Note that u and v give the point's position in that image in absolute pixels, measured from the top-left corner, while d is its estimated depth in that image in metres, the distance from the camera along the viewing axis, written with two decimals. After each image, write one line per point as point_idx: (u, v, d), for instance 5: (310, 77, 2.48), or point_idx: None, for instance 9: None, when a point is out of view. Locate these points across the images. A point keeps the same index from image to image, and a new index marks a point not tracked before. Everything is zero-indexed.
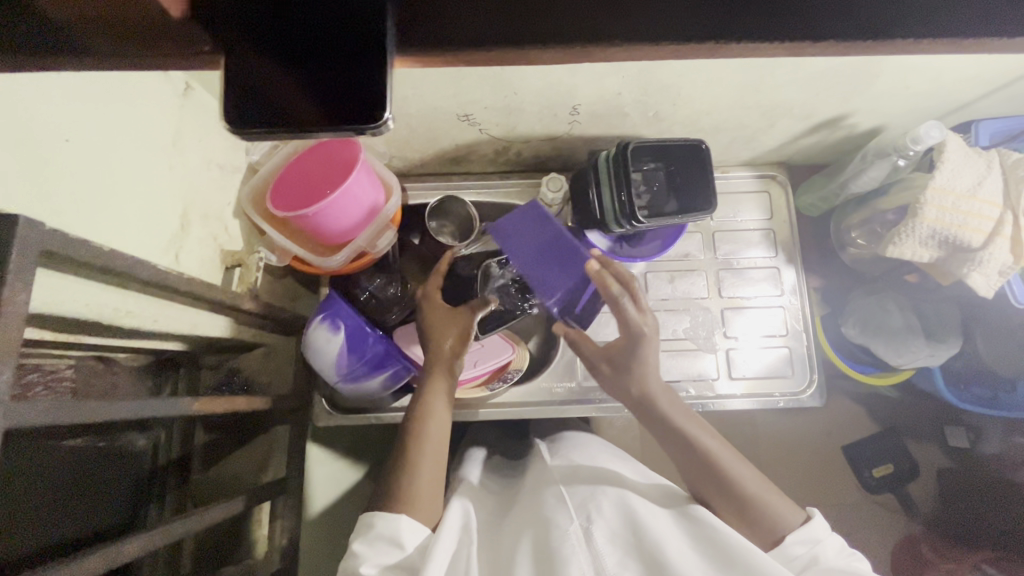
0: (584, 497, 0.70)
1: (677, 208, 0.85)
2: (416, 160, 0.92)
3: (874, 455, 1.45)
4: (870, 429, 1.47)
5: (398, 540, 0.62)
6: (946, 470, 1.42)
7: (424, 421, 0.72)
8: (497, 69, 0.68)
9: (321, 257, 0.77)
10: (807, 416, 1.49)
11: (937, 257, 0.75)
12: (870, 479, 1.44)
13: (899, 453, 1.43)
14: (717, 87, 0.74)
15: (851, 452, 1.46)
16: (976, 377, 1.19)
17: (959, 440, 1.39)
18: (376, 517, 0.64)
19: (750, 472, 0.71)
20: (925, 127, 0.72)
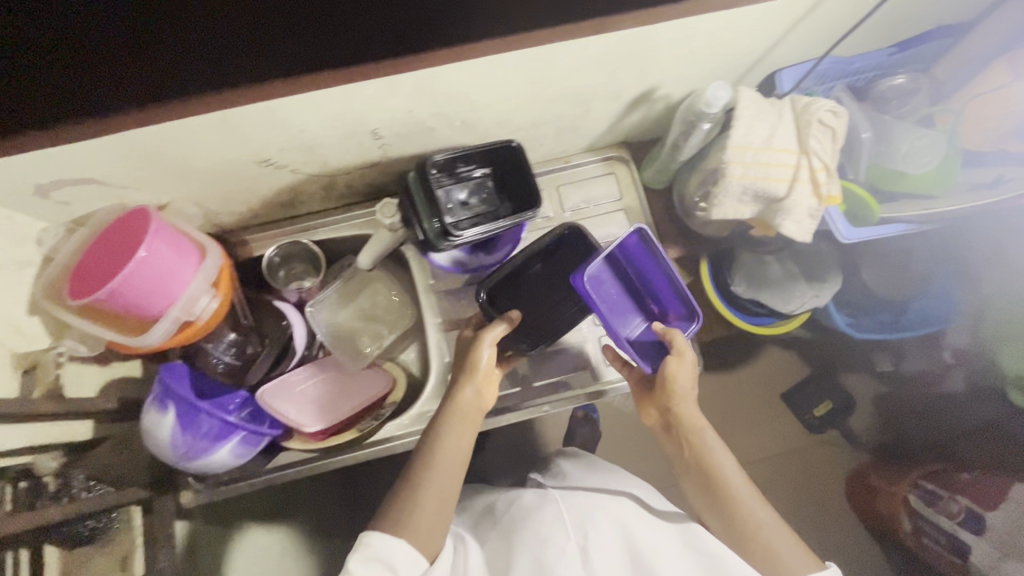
0: (582, 517, 0.71)
1: (507, 210, 0.84)
2: (244, 212, 0.88)
3: (813, 394, 1.45)
4: (798, 370, 1.49)
5: (392, 564, 0.60)
6: (881, 394, 1.45)
7: (455, 458, 0.71)
8: (269, 110, 0.66)
9: (137, 337, 0.73)
10: (737, 374, 1.50)
11: (758, 212, 0.77)
12: (812, 419, 1.46)
13: (834, 388, 1.44)
14: (508, 85, 0.73)
15: (789, 398, 1.48)
16: (880, 304, 1.24)
17: (886, 364, 1.43)
18: (375, 536, 0.62)
19: (770, 512, 0.70)
20: (711, 90, 0.73)
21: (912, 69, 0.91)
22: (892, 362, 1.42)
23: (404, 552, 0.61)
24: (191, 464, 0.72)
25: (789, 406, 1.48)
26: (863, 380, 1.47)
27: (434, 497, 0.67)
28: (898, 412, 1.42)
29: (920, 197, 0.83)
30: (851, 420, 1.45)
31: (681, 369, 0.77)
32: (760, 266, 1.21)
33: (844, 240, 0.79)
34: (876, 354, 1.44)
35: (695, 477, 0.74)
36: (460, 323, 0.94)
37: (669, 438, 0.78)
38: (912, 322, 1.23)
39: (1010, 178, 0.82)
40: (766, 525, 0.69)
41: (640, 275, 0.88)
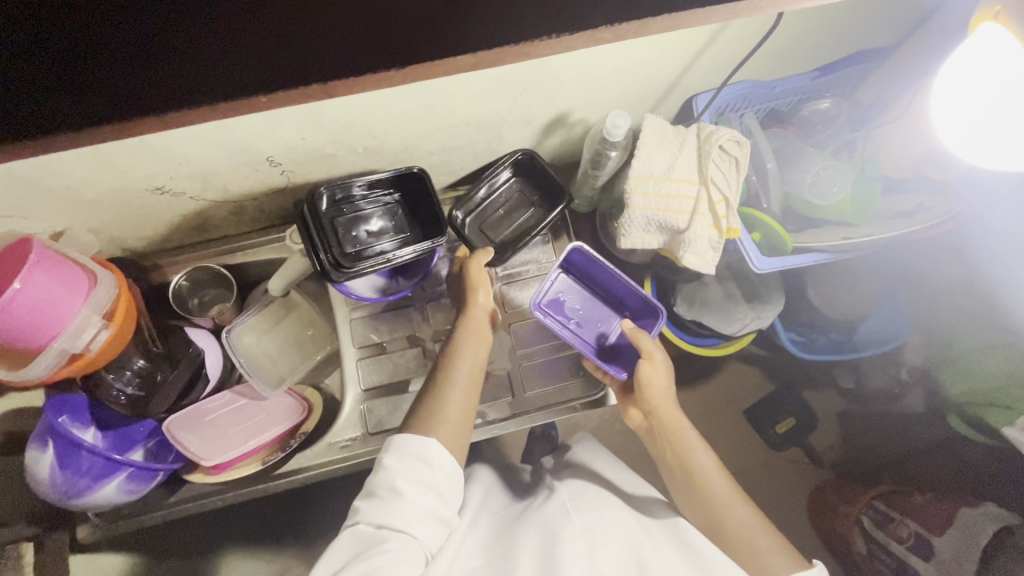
0: (590, 516, 0.69)
1: (412, 237, 0.82)
2: (151, 237, 0.86)
3: (776, 409, 1.39)
4: (762, 387, 1.43)
5: (426, 461, 0.64)
6: (845, 411, 1.39)
7: (470, 373, 0.76)
8: (146, 141, 0.64)
9: (17, 371, 0.70)
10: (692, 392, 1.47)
11: (665, 242, 0.75)
12: (775, 436, 1.39)
13: (798, 404, 1.39)
14: (404, 113, 0.72)
15: (752, 412, 1.40)
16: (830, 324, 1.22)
17: (847, 382, 1.36)
18: (407, 437, 0.65)
19: (751, 510, 0.71)
20: (611, 118, 0.71)
21: (836, 93, 0.89)
22: (853, 380, 1.36)
23: (420, 448, 0.64)
24: (75, 503, 0.70)
25: (752, 422, 1.40)
26: (826, 394, 1.41)
27: (457, 409, 0.72)
28: (857, 426, 1.37)
29: (838, 225, 0.84)
30: (813, 438, 1.39)
31: (652, 372, 0.80)
32: (700, 285, 1.18)
33: (759, 268, 0.77)
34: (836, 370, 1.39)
35: (681, 474, 0.76)
36: (378, 349, 0.92)
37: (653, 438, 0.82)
38: (864, 342, 1.22)
39: (927, 208, 0.82)
40: (744, 523, 0.69)
41: (597, 283, 0.93)
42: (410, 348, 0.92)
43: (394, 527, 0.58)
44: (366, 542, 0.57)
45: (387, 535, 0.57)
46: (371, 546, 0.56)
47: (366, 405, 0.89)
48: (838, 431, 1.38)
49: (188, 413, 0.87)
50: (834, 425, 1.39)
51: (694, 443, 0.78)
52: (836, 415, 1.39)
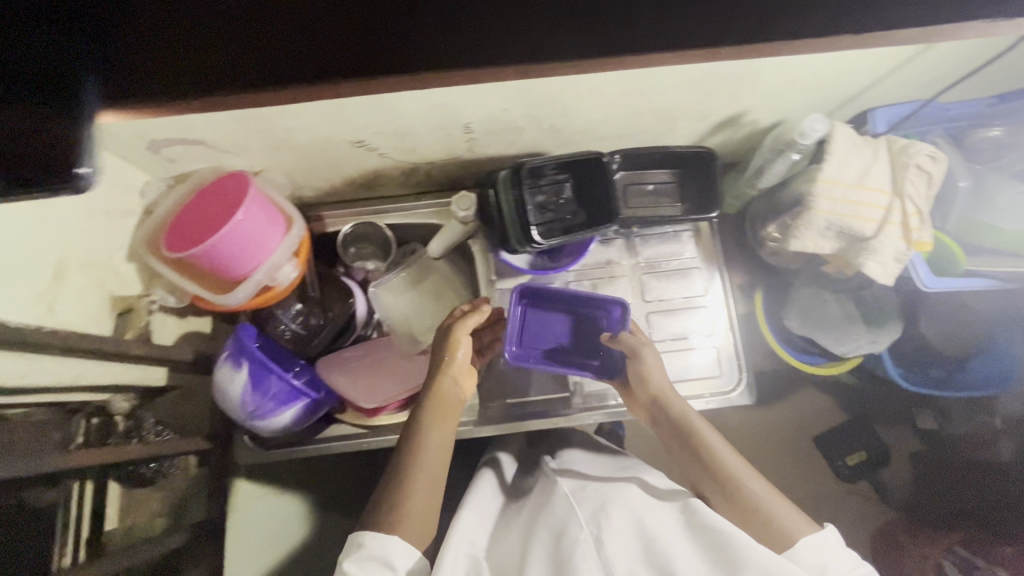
0: (595, 506, 0.69)
1: (584, 220, 0.85)
2: (326, 188, 0.91)
3: (848, 441, 1.42)
4: (836, 415, 1.46)
5: (388, 562, 0.61)
6: (920, 452, 1.39)
7: (443, 447, 0.72)
8: (375, 95, 0.68)
9: (221, 295, 0.76)
10: (773, 409, 1.47)
11: (838, 248, 0.76)
12: (844, 467, 1.42)
13: (871, 438, 1.41)
14: (603, 96, 0.74)
15: (824, 442, 1.44)
16: (938, 358, 1.22)
17: (928, 423, 1.38)
18: (369, 536, 0.63)
19: (761, 480, 0.70)
20: (809, 121, 0.72)
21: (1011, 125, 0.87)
22: (936, 422, 1.36)
23: (383, 548, 0.62)
24: (255, 422, 0.75)
25: (822, 451, 1.44)
26: (903, 433, 1.43)
27: (428, 474, 0.69)
28: (934, 472, 1.35)
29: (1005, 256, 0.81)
30: (883, 473, 1.42)
31: (650, 368, 0.79)
32: (819, 305, 1.17)
33: (925, 287, 0.77)
34: (918, 411, 1.40)
35: (688, 456, 0.75)
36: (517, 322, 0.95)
37: (656, 424, 0.80)
38: (965, 383, 1.20)
39: None
40: (758, 494, 0.68)
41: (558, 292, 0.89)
42: None
43: None
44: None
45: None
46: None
47: (504, 372, 0.92)
48: (911, 470, 1.41)
49: (337, 356, 0.91)
50: (906, 464, 1.41)
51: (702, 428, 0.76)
52: (908, 455, 1.42)
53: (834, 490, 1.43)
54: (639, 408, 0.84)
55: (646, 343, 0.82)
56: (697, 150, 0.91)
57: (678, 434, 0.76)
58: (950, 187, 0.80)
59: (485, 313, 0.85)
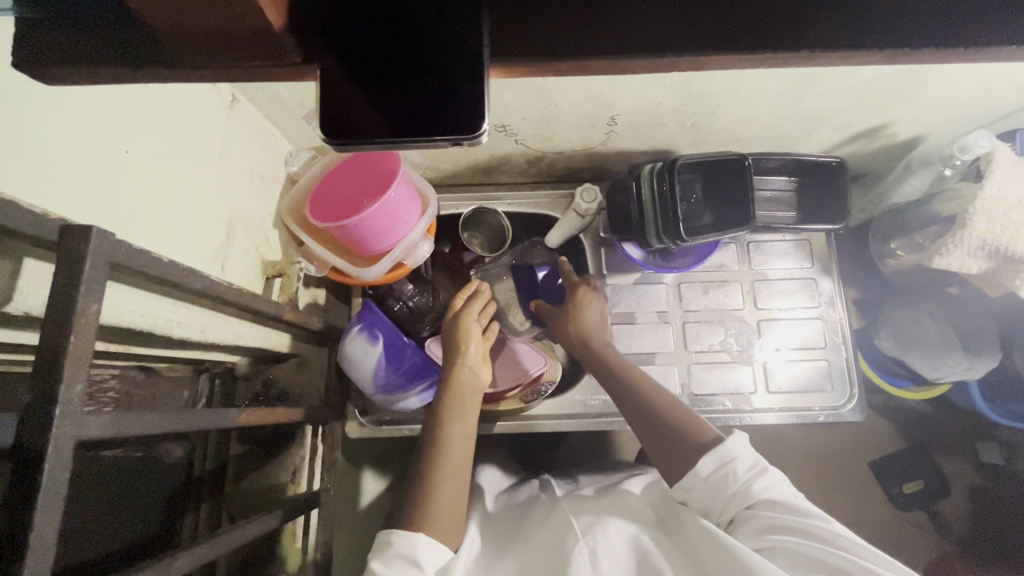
0: (590, 517, 0.64)
1: (712, 220, 0.85)
2: (449, 170, 0.92)
3: (904, 469, 1.40)
4: (896, 441, 1.43)
5: (417, 561, 0.56)
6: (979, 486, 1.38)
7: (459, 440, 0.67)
8: (541, 80, 0.68)
9: (359, 268, 0.76)
10: (838, 431, 1.45)
11: (986, 269, 0.74)
12: (900, 495, 1.39)
13: (929, 466, 1.39)
14: (759, 97, 0.74)
15: (879, 465, 1.41)
16: None
17: (993, 457, 1.35)
18: (394, 535, 0.59)
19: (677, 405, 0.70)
20: (974, 136, 0.71)
21: None
22: (1002, 457, 1.34)
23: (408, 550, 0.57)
24: (381, 398, 0.75)
25: (877, 475, 1.41)
26: (963, 467, 1.40)
27: (457, 457, 0.66)
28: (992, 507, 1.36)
29: None
30: (941, 504, 1.39)
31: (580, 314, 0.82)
32: (915, 325, 1.15)
33: None
34: (981, 444, 1.38)
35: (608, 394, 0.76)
36: (626, 320, 0.94)
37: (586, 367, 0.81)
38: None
39: None
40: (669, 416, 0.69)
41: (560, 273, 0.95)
42: (655, 325, 0.94)
43: None
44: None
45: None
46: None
47: None
48: (972, 503, 1.38)
49: None
50: (968, 496, 1.38)
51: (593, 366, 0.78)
52: (969, 488, 1.39)
53: (890, 516, 1.39)
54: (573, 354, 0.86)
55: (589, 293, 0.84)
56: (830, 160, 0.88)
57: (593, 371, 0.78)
58: None
59: (486, 300, 0.81)
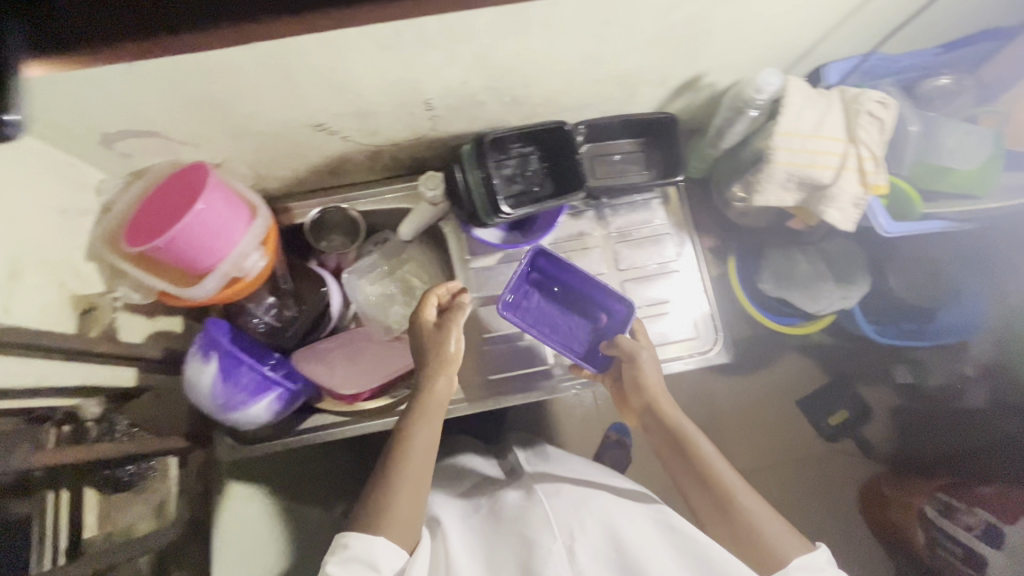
0: (575, 512, 0.70)
1: (552, 190, 0.86)
2: (290, 178, 0.90)
3: (830, 402, 1.46)
4: (817, 378, 1.49)
5: (373, 563, 0.61)
6: (900, 407, 1.46)
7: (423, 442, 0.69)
8: (332, 74, 0.67)
9: (187, 288, 0.74)
10: (762, 376, 1.49)
11: (800, 200, 0.78)
12: (828, 428, 1.47)
13: (851, 397, 1.46)
14: (561, 63, 0.75)
15: (807, 404, 1.47)
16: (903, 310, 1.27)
17: (906, 376, 1.43)
18: (353, 537, 0.63)
19: (751, 490, 0.72)
20: (763, 75, 0.74)
21: (954, 71, 0.91)
22: (913, 375, 1.41)
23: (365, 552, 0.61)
24: (230, 415, 0.74)
25: (806, 413, 1.47)
26: (882, 390, 1.48)
27: (411, 489, 0.66)
28: (914, 425, 1.42)
29: (960, 196, 0.85)
30: (866, 430, 1.47)
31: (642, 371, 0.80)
32: (790, 264, 1.19)
33: (885, 233, 0.80)
34: (896, 367, 1.45)
35: (679, 457, 0.76)
36: (493, 300, 0.95)
37: (648, 431, 0.81)
38: (937, 331, 1.26)
39: None
40: (751, 507, 0.70)
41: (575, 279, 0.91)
42: None
43: None
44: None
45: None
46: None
47: (482, 348, 0.93)
48: (891, 424, 1.46)
49: (311, 349, 0.89)
50: (887, 418, 1.47)
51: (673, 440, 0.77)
52: (889, 410, 1.47)
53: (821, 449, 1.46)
54: (628, 411, 0.86)
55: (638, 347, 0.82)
56: (658, 116, 0.91)
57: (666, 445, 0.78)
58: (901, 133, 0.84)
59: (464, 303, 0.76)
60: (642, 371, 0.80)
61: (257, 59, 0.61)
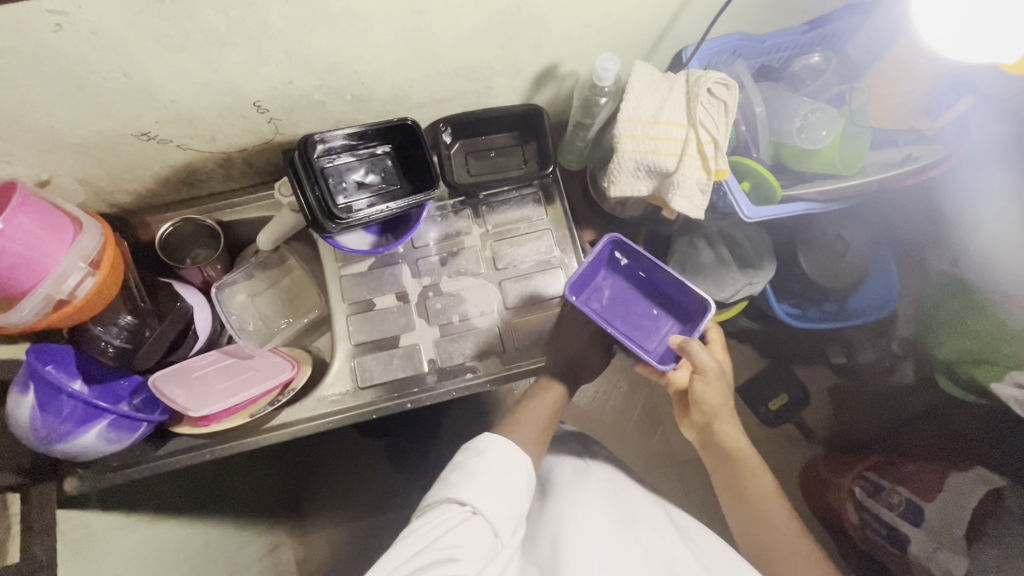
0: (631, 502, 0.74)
1: (408, 190, 0.83)
2: (139, 190, 0.86)
3: (768, 387, 1.43)
4: (752, 363, 1.44)
5: (500, 470, 0.68)
6: (836, 387, 1.44)
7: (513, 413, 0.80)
8: (131, 79, 0.63)
9: (2, 314, 0.69)
10: None
11: (654, 188, 0.75)
12: (767, 413, 1.42)
13: (789, 378, 1.43)
14: (391, 57, 0.71)
15: (745, 391, 1.43)
16: (821, 294, 1.22)
17: (838, 356, 1.39)
18: (500, 445, 0.70)
19: (805, 530, 0.72)
20: (600, 61, 0.71)
21: (825, 48, 0.90)
22: (845, 354, 1.37)
23: (511, 451, 0.70)
24: (56, 448, 0.70)
25: (745, 400, 1.44)
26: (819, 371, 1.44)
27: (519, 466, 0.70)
28: (847, 405, 1.40)
29: (829, 175, 0.83)
30: (805, 414, 1.44)
31: (707, 392, 0.78)
32: (692, 252, 1.18)
33: (748, 218, 0.77)
34: (829, 347, 1.40)
35: (734, 488, 0.77)
36: (366, 307, 0.92)
37: (705, 449, 0.81)
38: (857, 311, 1.23)
39: (917, 157, 0.82)
40: (801, 550, 0.70)
41: (662, 276, 0.90)
42: (398, 308, 0.92)
43: (457, 511, 0.64)
44: (455, 516, 0.63)
45: (468, 513, 0.64)
46: (461, 528, 0.62)
47: (353, 360, 0.90)
48: (829, 406, 1.44)
49: (168, 371, 0.83)
50: (825, 400, 1.45)
51: (746, 470, 0.77)
52: (825, 391, 1.46)
53: (761, 436, 1.43)
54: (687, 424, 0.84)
55: (712, 365, 0.77)
56: (520, 108, 0.88)
57: (727, 473, 0.78)
58: (748, 115, 0.81)
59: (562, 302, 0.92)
60: (699, 394, 0.79)
61: (27, 66, 0.57)
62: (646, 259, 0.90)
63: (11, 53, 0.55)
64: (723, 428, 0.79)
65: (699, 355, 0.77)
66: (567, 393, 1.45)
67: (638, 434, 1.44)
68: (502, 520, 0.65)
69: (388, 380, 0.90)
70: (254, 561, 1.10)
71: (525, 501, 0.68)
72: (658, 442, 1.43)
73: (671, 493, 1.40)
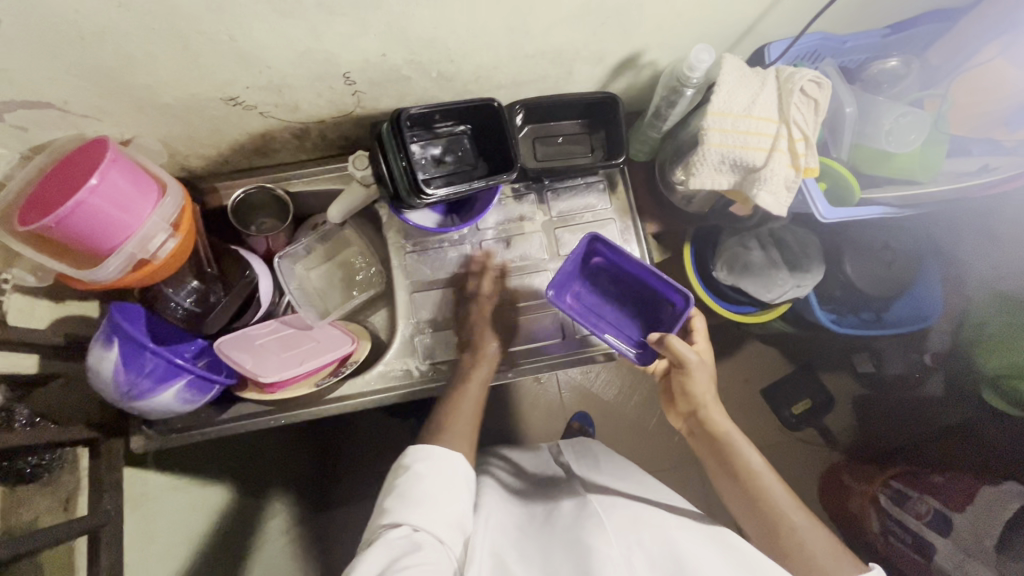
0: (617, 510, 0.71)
1: (485, 170, 0.83)
2: (213, 155, 0.86)
3: (793, 391, 1.42)
4: (782, 366, 1.45)
5: (429, 477, 0.68)
6: (862, 396, 1.42)
7: (469, 408, 0.80)
8: (233, 42, 0.63)
9: (89, 270, 0.70)
10: (725, 364, 1.45)
11: (735, 183, 0.75)
12: (790, 417, 1.42)
13: (815, 385, 1.42)
14: (486, 36, 0.71)
15: (771, 393, 1.43)
16: (866, 300, 1.22)
17: (866, 365, 1.38)
18: (429, 449, 0.71)
19: (797, 501, 0.71)
20: (695, 52, 0.71)
21: (905, 53, 0.89)
22: (872, 363, 1.37)
23: (443, 458, 0.70)
24: (136, 404, 0.72)
25: (769, 401, 1.43)
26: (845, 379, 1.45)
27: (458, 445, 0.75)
28: (874, 414, 1.40)
29: (904, 182, 0.84)
30: (828, 419, 1.43)
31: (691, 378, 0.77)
32: (742, 251, 1.18)
33: (824, 219, 0.77)
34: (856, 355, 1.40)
35: (726, 469, 0.76)
36: (427, 286, 0.93)
37: (695, 436, 0.82)
38: (893, 322, 1.22)
39: (995, 168, 0.82)
40: (798, 525, 0.69)
41: (642, 268, 0.86)
42: (459, 289, 0.93)
43: (420, 530, 0.62)
44: (400, 538, 0.61)
45: (412, 532, 0.62)
46: (408, 549, 0.60)
47: (414, 337, 0.91)
48: (853, 415, 1.42)
49: (238, 336, 0.84)
50: (850, 407, 1.43)
51: (734, 449, 0.76)
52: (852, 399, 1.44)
53: (783, 439, 1.42)
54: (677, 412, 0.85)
55: (692, 354, 0.77)
56: (598, 95, 0.87)
57: (717, 457, 0.78)
58: (836, 115, 0.81)
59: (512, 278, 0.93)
60: (687, 381, 0.80)
61: (142, 23, 0.57)
62: (625, 251, 0.86)
63: (129, 7, 0.55)
64: (710, 412, 0.80)
65: (674, 345, 0.75)
66: (593, 385, 1.46)
67: (664, 430, 1.45)
68: (448, 528, 0.64)
69: (446, 359, 0.91)
70: (288, 530, 1.10)
71: (464, 499, 0.68)
72: (682, 439, 1.43)
73: (693, 489, 1.41)
